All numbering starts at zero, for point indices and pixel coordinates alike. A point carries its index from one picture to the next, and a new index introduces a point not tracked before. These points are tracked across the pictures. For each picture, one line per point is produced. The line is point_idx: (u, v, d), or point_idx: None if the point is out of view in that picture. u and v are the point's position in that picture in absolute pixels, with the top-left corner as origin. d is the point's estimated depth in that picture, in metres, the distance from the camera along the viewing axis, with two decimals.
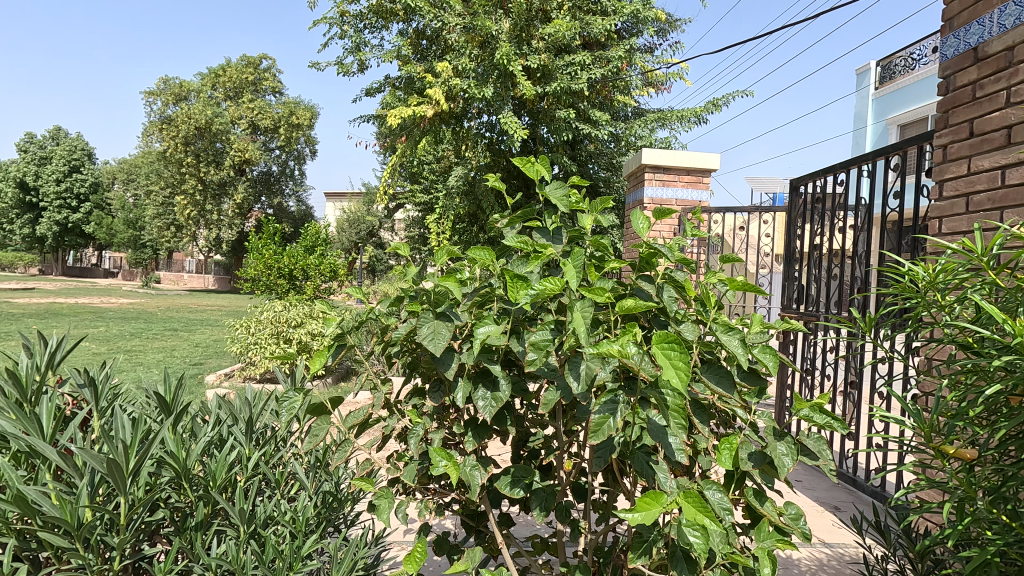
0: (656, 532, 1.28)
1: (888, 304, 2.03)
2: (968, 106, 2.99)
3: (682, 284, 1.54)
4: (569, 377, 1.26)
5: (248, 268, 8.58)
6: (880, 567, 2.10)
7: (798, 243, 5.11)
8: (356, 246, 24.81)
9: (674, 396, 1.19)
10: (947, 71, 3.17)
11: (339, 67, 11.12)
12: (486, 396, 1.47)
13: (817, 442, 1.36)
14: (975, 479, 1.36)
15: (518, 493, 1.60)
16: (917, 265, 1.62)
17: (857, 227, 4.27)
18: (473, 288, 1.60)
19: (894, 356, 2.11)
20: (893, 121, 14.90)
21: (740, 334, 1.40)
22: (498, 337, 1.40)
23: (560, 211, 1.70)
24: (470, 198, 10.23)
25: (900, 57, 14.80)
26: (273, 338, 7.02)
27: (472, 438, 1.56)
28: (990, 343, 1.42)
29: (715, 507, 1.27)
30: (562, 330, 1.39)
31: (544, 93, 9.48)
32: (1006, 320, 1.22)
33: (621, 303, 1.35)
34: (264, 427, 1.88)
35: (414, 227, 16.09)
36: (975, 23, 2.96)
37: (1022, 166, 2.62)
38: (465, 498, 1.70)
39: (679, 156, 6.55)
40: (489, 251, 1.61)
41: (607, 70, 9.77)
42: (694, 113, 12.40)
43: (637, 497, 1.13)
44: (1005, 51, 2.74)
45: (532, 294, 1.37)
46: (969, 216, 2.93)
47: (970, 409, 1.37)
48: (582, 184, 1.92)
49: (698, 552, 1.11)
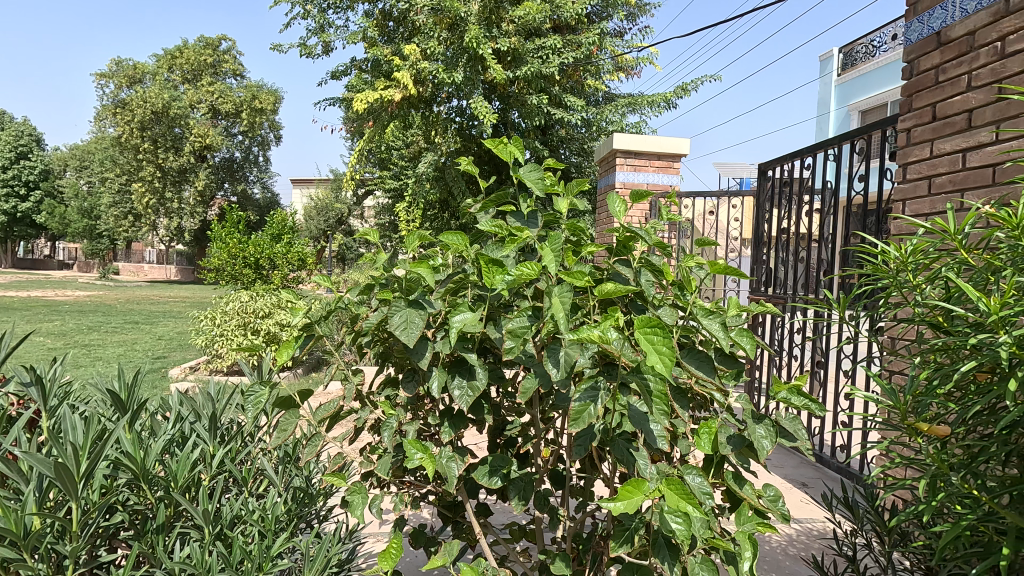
0: (638, 520, 1.25)
1: (860, 284, 2.04)
2: (930, 90, 3.06)
3: (660, 268, 1.52)
4: (548, 364, 1.22)
5: (212, 257, 8.31)
6: (850, 541, 2.16)
7: (766, 226, 5.17)
8: (324, 235, 24.33)
9: (656, 381, 1.16)
10: (910, 56, 3.23)
11: (303, 48, 10.77)
12: (462, 385, 1.42)
13: (793, 423, 1.35)
14: (946, 454, 1.36)
15: (495, 483, 1.57)
16: (889, 246, 1.62)
17: (823, 210, 4.32)
18: (446, 275, 1.55)
19: (863, 336, 2.14)
20: (855, 107, 15.28)
21: (721, 318, 1.39)
22: (473, 325, 1.35)
23: (536, 195, 1.65)
24: (441, 184, 10.10)
25: (861, 45, 15.18)
26: (240, 330, 6.82)
27: (449, 428, 1.51)
28: (959, 321, 1.43)
29: (695, 492, 1.26)
30: (540, 316, 1.34)
31: (515, 77, 9.38)
32: (980, 298, 1.19)
33: (600, 287, 1.30)
34: (229, 422, 1.81)
35: (384, 216, 15.89)
36: (938, 8, 3.02)
37: (981, 149, 2.70)
38: (441, 490, 1.66)
39: (651, 141, 6.58)
40: (463, 236, 1.55)
41: (578, 54, 9.71)
42: (664, 99, 12.45)
43: (620, 486, 1.10)
44: (966, 36, 2.82)
45: (508, 280, 1.32)
46: (931, 198, 3.00)
47: (941, 387, 1.38)
48: (558, 166, 1.86)
49: (681, 539, 1.09)
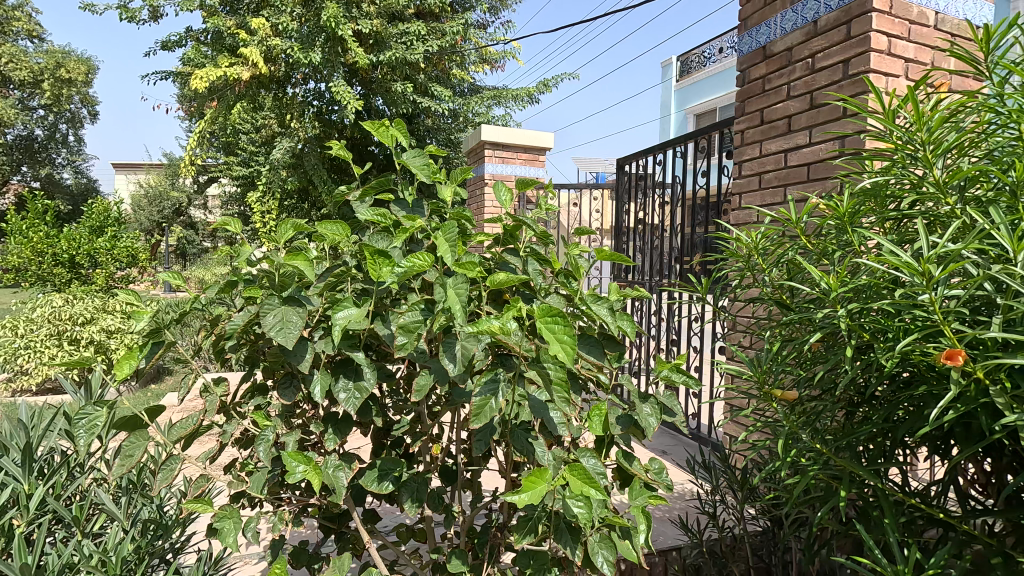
0: (540, 509, 1.26)
1: (715, 269, 2.26)
2: (759, 97, 3.48)
3: (547, 258, 1.54)
4: (445, 360, 1.16)
5: (8, 255, 6.88)
6: (711, 499, 2.41)
7: (625, 218, 5.56)
8: (159, 228, 21.48)
9: (556, 370, 1.16)
10: (742, 66, 3.65)
11: (123, 11, 9.30)
12: (348, 387, 1.31)
13: (674, 399, 1.45)
14: (794, 415, 1.55)
15: (386, 488, 1.49)
16: (743, 233, 1.80)
17: (674, 203, 4.75)
18: (324, 269, 1.41)
19: (717, 315, 2.38)
20: (691, 111, 17.07)
21: (608, 303, 1.44)
22: (358, 321, 1.25)
23: (419, 183, 1.57)
24: (299, 172, 9.41)
25: (695, 55, 16.96)
26: (52, 340, 5.75)
27: (333, 435, 1.38)
28: (800, 298, 1.63)
29: (591, 473, 1.30)
30: (432, 310, 1.27)
31: (378, 62, 9.01)
32: (822, 276, 1.33)
33: (493, 278, 1.28)
34: (50, 453, 1.49)
35: (233, 206, 14.43)
36: (764, 25, 3.45)
37: (799, 150, 3.14)
38: (325, 502, 1.53)
39: (518, 134, 6.73)
40: (342, 225, 1.43)
41: (443, 43, 9.60)
42: (527, 93, 12.83)
43: (523, 478, 1.09)
44: (785, 51, 3.26)
45: (398, 272, 1.23)
46: (761, 192, 3.43)
47: (789, 357, 1.56)
48: (439, 153, 1.79)
49: (583, 521, 1.12)
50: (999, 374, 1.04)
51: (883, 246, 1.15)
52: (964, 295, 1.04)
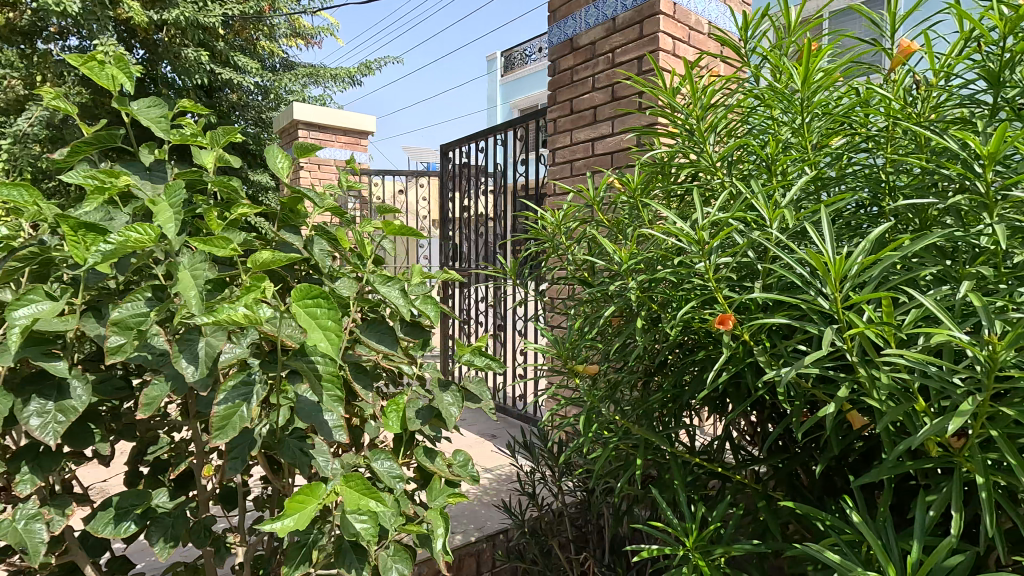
0: (317, 531, 1.07)
1: (527, 250, 2.25)
2: (568, 87, 3.62)
3: (334, 236, 1.33)
4: (180, 360, 0.90)
5: None
6: (530, 478, 2.43)
7: (450, 205, 5.50)
8: None
9: (326, 364, 0.99)
10: (552, 57, 3.77)
11: None
12: (43, 409, 0.96)
13: (477, 385, 1.35)
14: (596, 390, 1.57)
15: (123, 530, 1.16)
16: (546, 211, 1.78)
17: (495, 190, 4.79)
18: (9, 251, 1.04)
19: (532, 297, 2.39)
20: (515, 106, 17.73)
21: (400, 285, 1.28)
22: (53, 319, 0.93)
23: (162, 143, 1.25)
24: None
25: (518, 52, 17.61)
26: None
27: (29, 475, 1.03)
28: (600, 274, 1.65)
29: (384, 478, 1.15)
30: (168, 299, 1.00)
31: (162, 22, 7.70)
32: (614, 249, 1.33)
33: (252, 257, 1.04)
34: None
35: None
36: (570, 18, 3.59)
37: (604, 139, 3.32)
38: (34, 561, 1.15)
39: (336, 115, 6.22)
40: (35, 192, 1.06)
41: (246, 9, 8.55)
42: (349, 75, 12.10)
43: (287, 499, 0.89)
44: (590, 45, 3.42)
45: (111, 252, 0.94)
46: (572, 179, 3.58)
47: (590, 333, 1.57)
48: (199, 111, 1.47)
49: (367, 539, 0.96)
50: (761, 335, 1.11)
51: (666, 217, 1.17)
52: (732, 262, 1.09)
